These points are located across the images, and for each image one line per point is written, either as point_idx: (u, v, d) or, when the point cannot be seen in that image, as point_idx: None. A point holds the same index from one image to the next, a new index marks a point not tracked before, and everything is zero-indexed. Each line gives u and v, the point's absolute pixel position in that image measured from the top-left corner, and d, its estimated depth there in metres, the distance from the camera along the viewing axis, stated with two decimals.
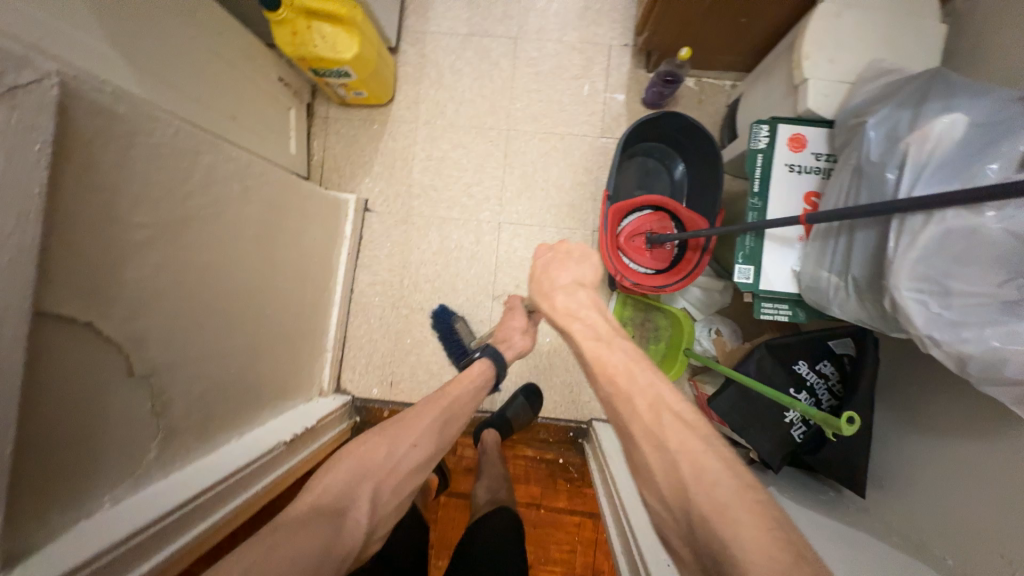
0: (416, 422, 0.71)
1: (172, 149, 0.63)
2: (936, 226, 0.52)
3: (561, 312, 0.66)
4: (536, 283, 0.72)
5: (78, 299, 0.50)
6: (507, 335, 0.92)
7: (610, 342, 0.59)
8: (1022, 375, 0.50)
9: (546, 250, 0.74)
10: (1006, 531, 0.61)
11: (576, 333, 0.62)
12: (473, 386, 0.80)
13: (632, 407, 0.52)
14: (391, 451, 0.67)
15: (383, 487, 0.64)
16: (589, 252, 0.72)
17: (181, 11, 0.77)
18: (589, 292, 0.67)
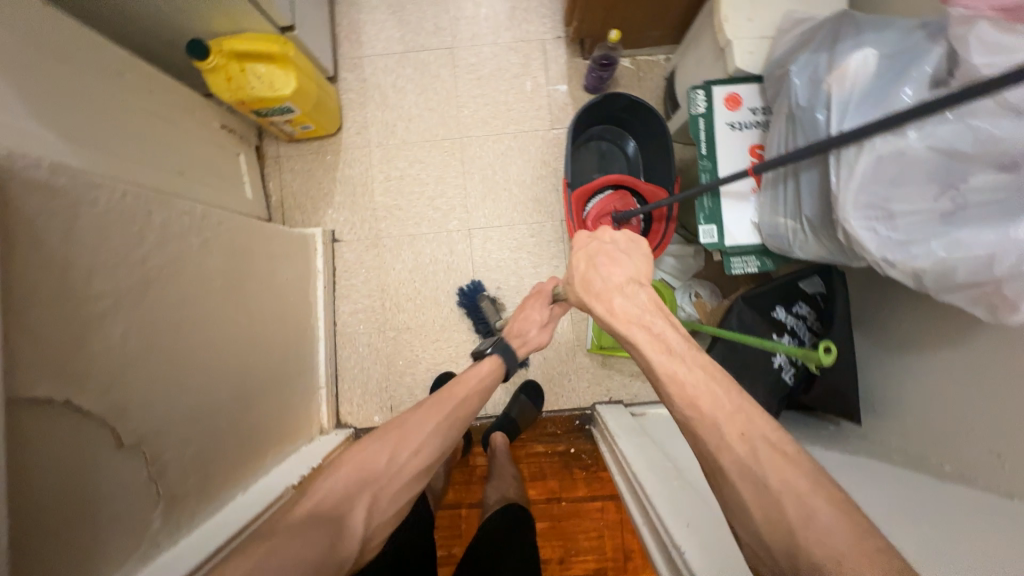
0: (418, 428, 0.68)
1: (122, 213, 0.61)
2: (868, 155, 0.55)
3: (617, 315, 0.60)
4: (585, 278, 0.65)
5: (48, 380, 0.49)
6: (522, 330, 0.89)
7: (683, 356, 0.54)
8: (971, 278, 0.53)
9: (589, 239, 0.68)
10: (994, 426, 0.64)
11: (642, 343, 0.56)
12: (480, 385, 0.78)
13: (721, 438, 0.48)
14: (392, 459, 0.65)
15: (379, 498, 0.62)
16: (637, 242, 0.67)
17: (106, 75, 0.76)
18: (650, 293, 0.61)
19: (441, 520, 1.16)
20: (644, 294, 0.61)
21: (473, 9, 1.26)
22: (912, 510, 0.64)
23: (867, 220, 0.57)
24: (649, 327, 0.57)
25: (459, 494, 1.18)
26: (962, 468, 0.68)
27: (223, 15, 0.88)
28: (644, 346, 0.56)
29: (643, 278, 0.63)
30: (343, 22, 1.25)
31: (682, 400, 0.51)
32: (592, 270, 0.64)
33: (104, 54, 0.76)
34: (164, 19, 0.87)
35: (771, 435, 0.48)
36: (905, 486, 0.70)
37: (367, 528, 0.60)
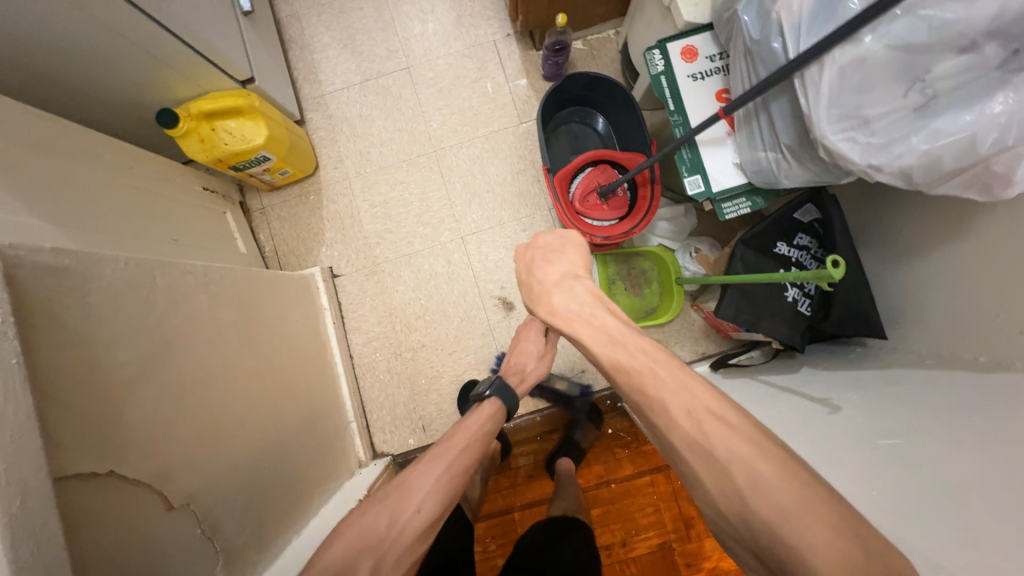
0: (417, 485, 0.65)
1: (129, 281, 0.62)
2: (831, 69, 0.56)
3: (561, 315, 0.63)
4: (526, 283, 0.69)
5: (91, 454, 0.50)
6: (518, 364, 0.93)
7: (627, 344, 0.55)
8: (960, 163, 0.54)
9: (526, 250, 0.73)
10: (1021, 307, 0.64)
11: (585, 337, 0.59)
12: (482, 429, 0.77)
13: (668, 417, 0.49)
14: (392, 519, 0.61)
15: (384, 563, 0.58)
16: (567, 240, 0.72)
17: (85, 160, 0.78)
18: (586, 285, 0.65)
19: (493, 528, 1.15)
20: (580, 287, 0.65)
21: (421, 26, 1.29)
22: (957, 406, 0.64)
23: (846, 132, 0.58)
24: (591, 318, 0.60)
25: (509, 499, 1.17)
26: (996, 356, 0.68)
27: (187, 81, 0.93)
28: (588, 341, 0.58)
29: (577, 269, 0.67)
30: (299, 65, 1.28)
31: (628, 386, 0.53)
32: (531, 275, 0.69)
33: (78, 139, 0.78)
34: (129, 94, 0.89)
35: None
36: (944, 385, 0.69)
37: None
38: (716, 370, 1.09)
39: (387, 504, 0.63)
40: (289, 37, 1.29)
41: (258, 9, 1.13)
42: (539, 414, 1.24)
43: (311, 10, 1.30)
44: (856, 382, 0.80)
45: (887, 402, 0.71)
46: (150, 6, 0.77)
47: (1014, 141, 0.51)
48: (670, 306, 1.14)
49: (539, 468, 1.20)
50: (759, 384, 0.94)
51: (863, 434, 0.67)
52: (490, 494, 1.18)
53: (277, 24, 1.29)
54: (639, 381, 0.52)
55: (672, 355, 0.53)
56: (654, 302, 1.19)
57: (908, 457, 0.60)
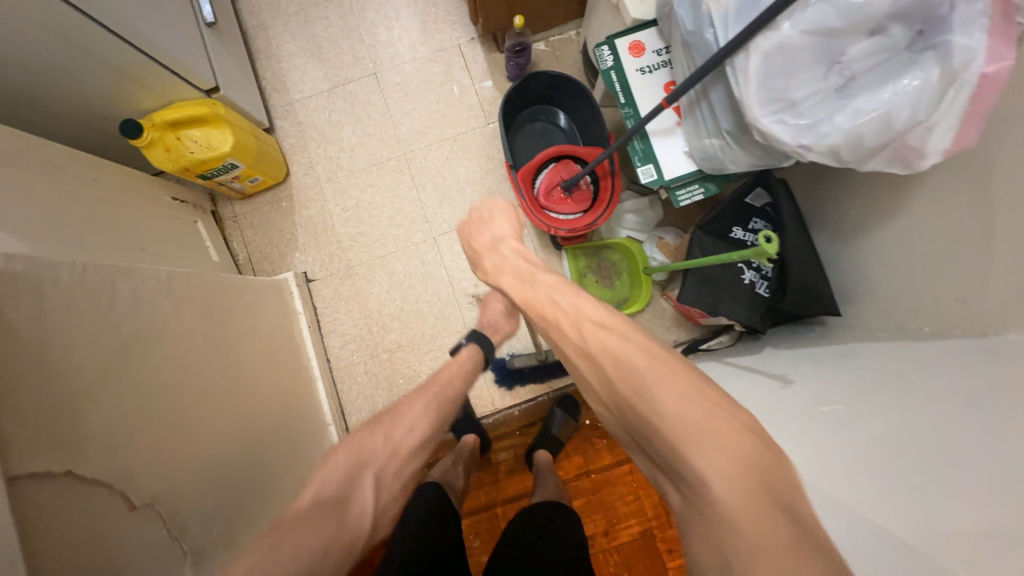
0: (407, 410, 0.69)
1: (87, 287, 0.63)
2: (756, 55, 0.59)
3: (494, 270, 0.80)
4: (471, 251, 0.86)
5: (47, 454, 0.50)
6: (490, 320, 0.97)
7: (534, 283, 0.71)
8: (880, 139, 0.58)
9: (465, 221, 0.90)
10: (957, 277, 0.68)
11: (506, 283, 0.76)
12: (462, 368, 0.82)
13: (558, 325, 0.63)
14: (388, 436, 0.65)
15: (383, 473, 0.63)
16: (495, 207, 0.88)
17: (48, 172, 0.79)
18: (510, 245, 0.81)
19: (479, 525, 1.14)
20: (507, 247, 0.81)
21: (386, 33, 1.31)
22: (898, 373, 0.67)
23: (775, 114, 0.61)
24: (514, 266, 0.76)
25: (491, 495, 1.17)
26: (938, 326, 0.71)
27: (152, 92, 0.94)
28: (506, 282, 0.76)
29: (505, 232, 0.84)
30: (267, 75, 1.30)
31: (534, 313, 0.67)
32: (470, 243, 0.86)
33: (40, 151, 0.79)
34: (93, 107, 0.90)
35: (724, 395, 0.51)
36: (890, 355, 0.72)
37: (377, 504, 0.62)
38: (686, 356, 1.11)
39: (379, 425, 0.66)
40: (256, 47, 1.31)
41: (222, 20, 1.15)
42: (517, 408, 1.25)
43: (277, 21, 1.32)
44: (812, 358, 0.83)
45: (837, 374, 0.74)
46: (111, 22, 0.79)
47: (925, 115, 0.56)
48: (639, 294, 1.16)
49: (519, 462, 1.21)
50: (724, 366, 0.96)
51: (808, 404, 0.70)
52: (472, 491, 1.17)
53: (244, 35, 1.30)
54: (541, 310, 0.66)
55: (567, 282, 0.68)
56: (625, 294, 1.20)
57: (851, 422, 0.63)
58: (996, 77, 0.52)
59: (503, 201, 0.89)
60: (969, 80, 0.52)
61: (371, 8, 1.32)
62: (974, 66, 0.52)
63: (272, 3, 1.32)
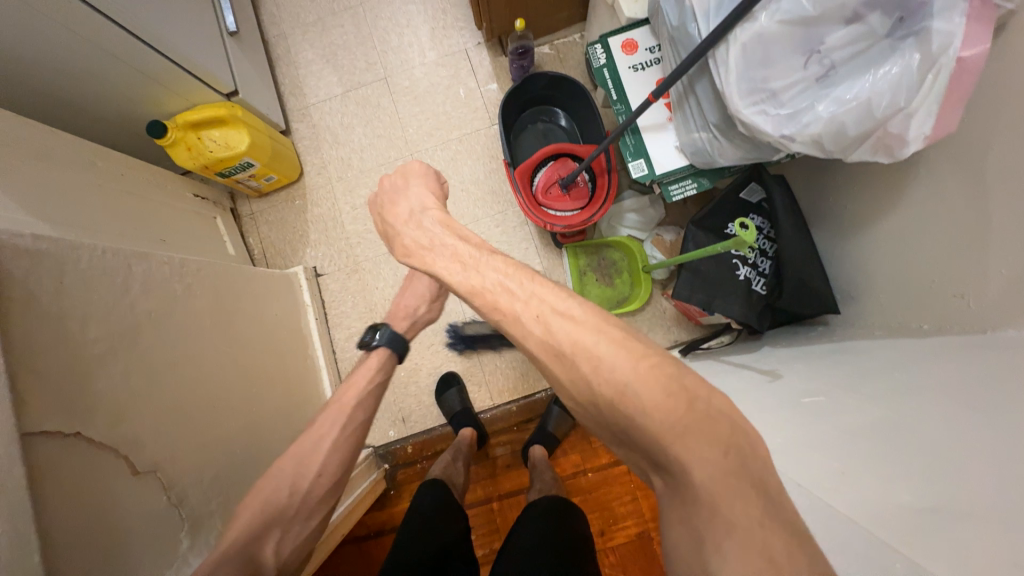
0: (311, 459, 0.66)
1: (103, 267, 0.69)
2: (735, 46, 0.62)
3: (420, 250, 0.69)
4: (399, 236, 0.73)
5: (59, 415, 0.55)
6: (406, 309, 0.88)
7: (476, 268, 0.60)
8: (860, 127, 0.61)
9: (377, 195, 0.79)
10: (955, 270, 0.65)
11: (441, 266, 0.64)
12: (371, 386, 0.75)
13: (524, 329, 0.52)
14: (291, 492, 0.64)
15: (289, 529, 0.63)
16: (411, 175, 0.78)
17: (81, 167, 0.86)
18: (431, 215, 0.71)
19: (477, 517, 1.15)
20: (431, 220, 0.71)
21: (397, 40, 1.37)
22: (888, 367, 0.65)
23: (757, 105, 0.64)
24: (442, 244, 0.66)
25: (488, 489, 1.17)
26: (937, 322, 0.68)
27: (176, 96, 1.01)
28: (439, 266, 0.64)
29: (433, 205, 0.73)
30: (285, 81, 1.38)
31: (485, 306, 0.56)
32: (395, 224, 0.74)
33: (74, 149, 0.86)
34: (125, 109, 0.98)
35: None
36: (884, 350, 0.70)
37: (279, 557, 0.62)
38: (685, 355, 1.09)
39: (280, 479, 0.64)
40: (276, 55, 1.39)
41: (245, 30, 1.23)
42: (515, 404, 1.25)
43: (296, 30, 1.40)
44: (808, 354, 0.81)
45: (828, 370, 0.72)
46: (137, 29, 0.86)
47: (905, 102, 0.58)
48: (639, 293, 1.15)
49: (516, 459, 1.21)
50: (720, 363, 0.95)
51: (792, 396, 0.69)
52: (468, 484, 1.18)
53: (266, 44, 1.39)
54: (494, 300, 0.55)
55: (517, 265, 0.58)
56: (623, 293, 1.20)
57: (829, 410, 0.62)
58: (975, 61, 0.53)
59: (420, 165, 0.80)
60: (947, 64, 0.54)
61: (384, 16, 1.38)
62: (951, 51, 0.54)
63: (292, 13, 1.40)
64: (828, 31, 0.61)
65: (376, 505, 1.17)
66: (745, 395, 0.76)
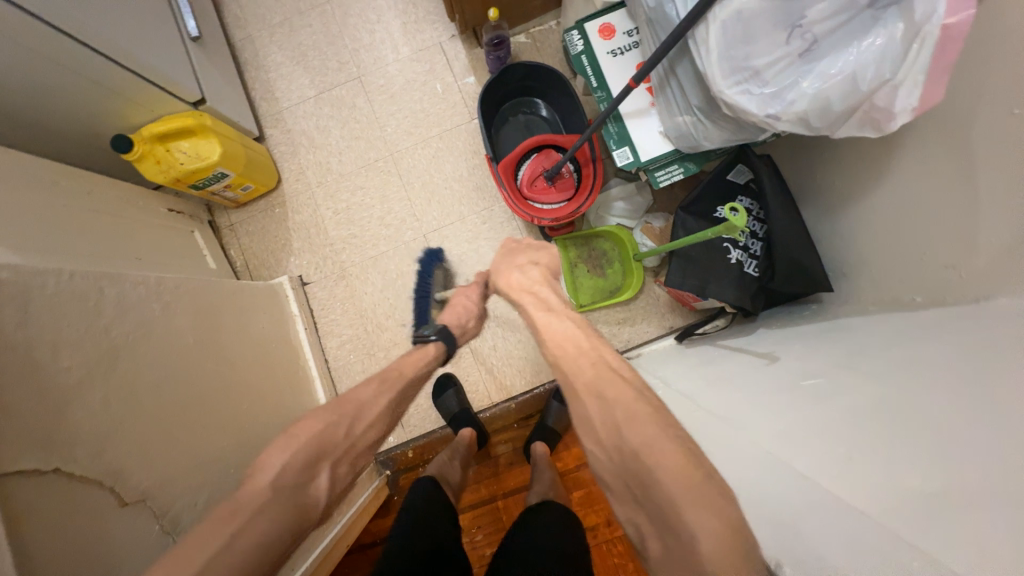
0: (371, 403, 0.70)
1: (72, 293, 0.66)
2: (715, 26, 0.61)
3: (514, 286, 0.81)
4: (497, 264, 0.89)
5: (34, 452, 0.52)
6: (458, 321, 0.90)
7: (557, 312, 0.71)
8: (845, 102, 0.60)
9: (513, 243, 0.94)
10: (946, 243, 0.65)
11: (528, 305, 0.76)
12: (423, 368, 0.81)
13: (577, 366, 0.62)
14: (349, 431, 0.66)
15: (339, 465, 0.64)
16: (544, 245, 0.92)
17: (43, 187, 0.82)
18: (541, 272, 0.82)
19: (483, 518, 1.11)
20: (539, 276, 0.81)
21: (369, 36, 1.33)
22: (884, 343, 0.64)
23: (741, 85, 0.63)
24: (535, 293, 0.77)
25: (491, 488, 1.15)
26: (929, 295, 0.68)
27: (139, 107, 0.97)
28: (528, 305, 0.76)
29: (541, 261, 0.86)
30: (255, 85, 1.33)
31: None
32: (507, 259, 0.88)
33: (35, 168, 0.82)
34: (87, 125, 0.94)
35: None
36: (879, 326, 0.70)
37: (330, 492, 0.62)
38: (681, 341, 1.07)
39: (340, 414, 0.66)
40: (244, 59, 1.34)
41: (208, 35, 1.18)
42: (513, 402, 1.24)
43: (263, 32, 1.35)
44: (802, 334, 0.81)
45: (824, 349, 0.72)
46: (93, 40, 0.82)
47: (890, 73, 0.57)
48: (631, 281, 1.13)
49: (518, 455, 1.20)
50: (715, 348, 0.94)
51: (790, 379, 0.69)
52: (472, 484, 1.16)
53: (232, 47, 1.34)
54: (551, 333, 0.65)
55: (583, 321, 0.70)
56: (617, 283, 1.18)
57: (826, 391, 0.61)
58: (960, 27, 0.52)
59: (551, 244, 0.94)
60: (932, 32, 0.53)
61: (353, 13, 1.34)
62: (936, 17, 0.52)
63: (258, 15, 1.35)
64: (809, 4, 0.59)
65: (379, 512, 1.14)
66: (741, 380, 0.76)
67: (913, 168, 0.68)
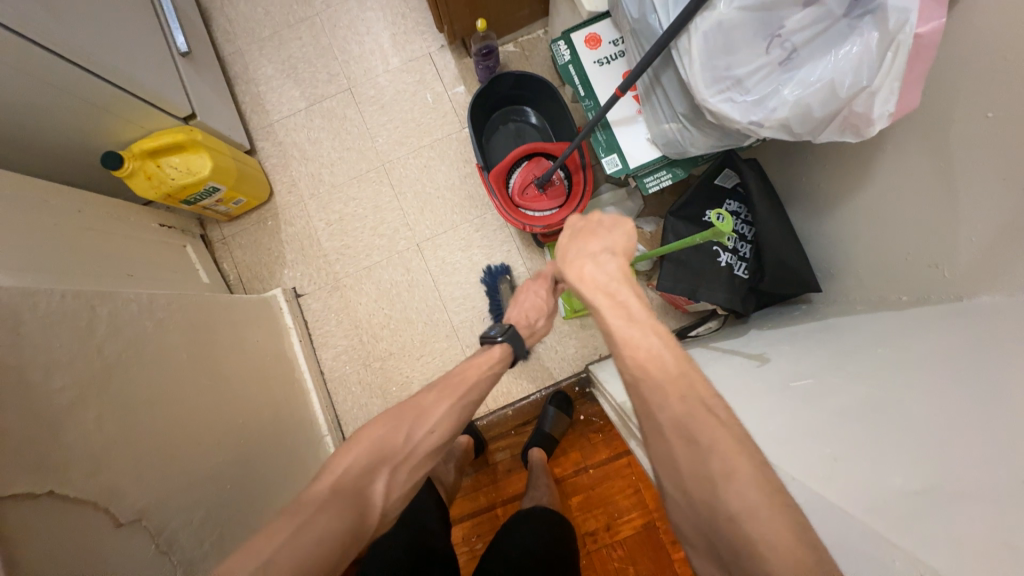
0: (432, 409, 0.61)
1: (64, 313, 0.65)
2: (697, 36, 0.62)
3: (587, 281, 0.62)
4: (563, 248, 0.68)
5: (28, 475, 0.52)
6: (527, 319, 0.78)
7: (642, 326, 0.56)
8: (825, 109, 0.62)
9: (580, 219, 0.71)
10: (927, 243, 0.66)
11: (604, 310, 0.59)
12: (489, 374, 0.69)
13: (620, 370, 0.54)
14: (410, 437, 0.58)
15: (398, 472, 0.56)
16: (623, 220, 0.68)
17: (34, 207, 0.82)
18: (620, 265, 0.63)
19: (483, 525, 1.12)
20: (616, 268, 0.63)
21: (358, 48, 1.34)
22: (871, 342, 0.65)
23: (723, 93, 0.64)
24: (614, 295, 0.60)
25: (490, 495, 1.15)
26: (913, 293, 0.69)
27: (129, 123, 0.97)
28: (605, 312, 0.58)
29: (618, 248, 0.65)
30: (245, 99, 1.34)
31: None
32: (575, 241, 0.67)
33: (25, 188, 0.82)
34: (77, 143, 0.94)
35: (681, 382, 0.50)
36: (866, 325, 0.71)
37: (388, 501, 0.55)
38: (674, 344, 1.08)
39: (400, 418, 0.59)
40: (233, 73, 1.34)
41: (197, 50, 1.19)
42: (511, 408, 1.23)
43: (252, 46, 1.35)
44: (793, 335, 0.82)
45: (814, 349, 0.73)
46: (78, 57, 0.82)
47: (868, 80, 0.59)
48: None
49: (516, 462, 1.20)
50: (709, 350, 0.95)
51: (781, 381, 0.70)
52: (471, 493, 1.16)
53: (221, 62, 1.34)
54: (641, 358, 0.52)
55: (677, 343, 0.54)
56: None
57: (815, 392, 0.62)
58: (931, 36, 0.55)
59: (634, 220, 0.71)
60: (905, 41, 0.55)
61: (342, 25, 1.35)
62: (909, 27, 0.54)
63: (247, 29, 1.36)
64: (787, 15, 0.60)
65: None
66: (733, 382, 0.77)
67: (894, 170, 0.69)
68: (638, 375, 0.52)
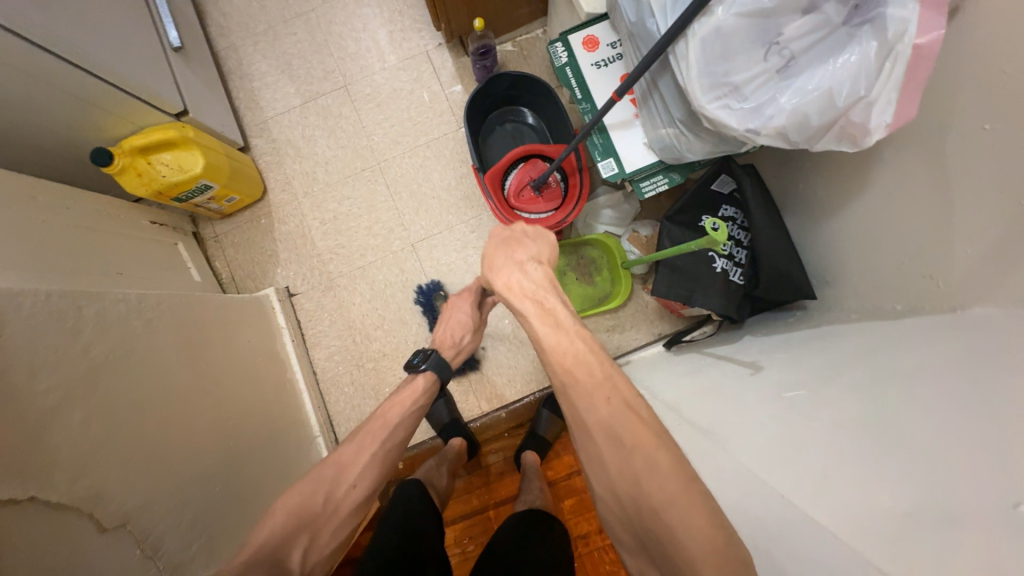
0: (352, 463, 0.65)
1: (50, 313, 0.64)
2: (694, 42, 0.61)
3: (513, 289, 0.65)
4: (491, 256, 0.71)
5: (11, 481, 0.51)
6: (452, 338, 0.88)
7: (569, 331, 0.58)
8: (823, 116, 0.61)
9: (503, 229, 0.76)
10: (923, 254, 0.66)
11: (532, 316, 0.61)
12: (415, 407, 0.76)
13: (591, 401, 0.53)
14: (331, 495, 0.62)
15: (320, 537, 0.60)
16: (543, 233, 0.76)
17: (22, 203, 0.81)
18: (545, 271, 0.67)
19: (474, 527, 1.11)
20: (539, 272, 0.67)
21: (355, 44, 1.32)
22: (863, 352, 0.65)
23: (720, 100, 0.64)
24: (541, 302, 0.62)
25: (483, 498, 1.14)
26: (906, 304, 0.69)
27: (119, 119, 0.96)
28: (533, 319, 0.61)
29: (543, 259, 0.70)
30: (240, 95, 1.32)
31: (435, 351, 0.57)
32: (505, 250, 0.70)
33: (12, 184, 0.81)
34: (66, 139, 0.92)
35: None
36: (859, 335, 0.71)
37: (307, 564, 0.58)
38: (670, 348, 1.06)
39: (318, 480, 0.62)
40: (228, 68, 1.33)
41: (190, 44, 1.17)
42: (505, 410, 1.24)
43: (247, 41, 1.34)
44: (786, 342, 0.82)
45: (807, 358, 0.72)
46: (66, 51, 0.81)
47: (865, 89, 0.59)
48: (619, 290, 1.14)
49: (509, 465, 1.19)
50: (702, 356, 0.95)
51: (774, 390, 0.69)
52: (463, 495, 1.15)
53: (215, 57, 1.33)
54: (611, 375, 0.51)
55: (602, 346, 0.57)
56: (604, 291, 1.19)
57: (808, 402, 0.62)
58: (930, 47, 0.54)
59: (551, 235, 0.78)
60: (904, 52, 0.55)
61: (338, 21, 1.33)
62: (908, 37, 0.54)
63: (241, 24, 1.34)
64: (786, 22, 0.60)
65: (366, 524, 1.10)
66: (723, 390, 0.77)
67: (890, 179, 0.69)
68: (568, 382, 0.55)
